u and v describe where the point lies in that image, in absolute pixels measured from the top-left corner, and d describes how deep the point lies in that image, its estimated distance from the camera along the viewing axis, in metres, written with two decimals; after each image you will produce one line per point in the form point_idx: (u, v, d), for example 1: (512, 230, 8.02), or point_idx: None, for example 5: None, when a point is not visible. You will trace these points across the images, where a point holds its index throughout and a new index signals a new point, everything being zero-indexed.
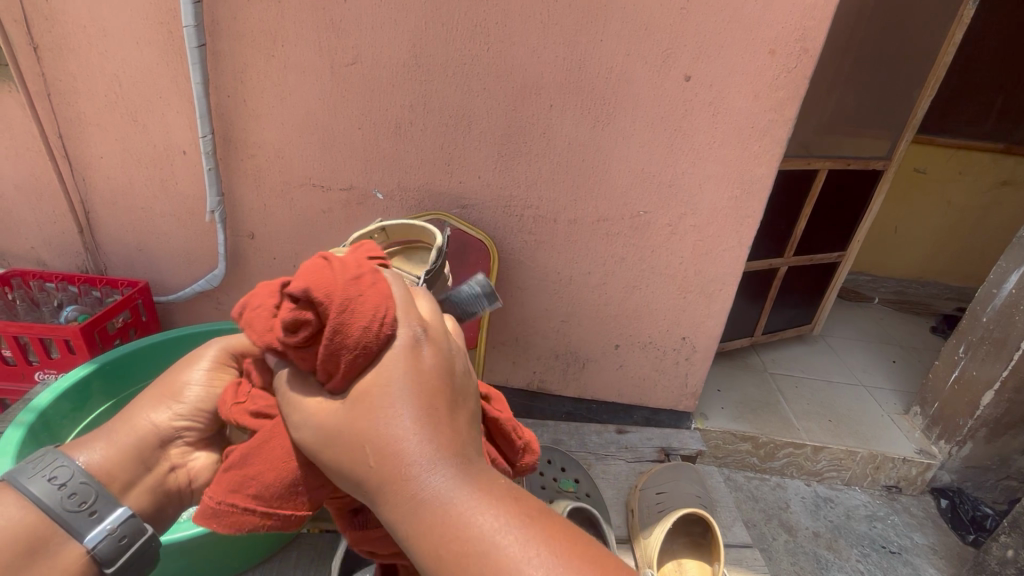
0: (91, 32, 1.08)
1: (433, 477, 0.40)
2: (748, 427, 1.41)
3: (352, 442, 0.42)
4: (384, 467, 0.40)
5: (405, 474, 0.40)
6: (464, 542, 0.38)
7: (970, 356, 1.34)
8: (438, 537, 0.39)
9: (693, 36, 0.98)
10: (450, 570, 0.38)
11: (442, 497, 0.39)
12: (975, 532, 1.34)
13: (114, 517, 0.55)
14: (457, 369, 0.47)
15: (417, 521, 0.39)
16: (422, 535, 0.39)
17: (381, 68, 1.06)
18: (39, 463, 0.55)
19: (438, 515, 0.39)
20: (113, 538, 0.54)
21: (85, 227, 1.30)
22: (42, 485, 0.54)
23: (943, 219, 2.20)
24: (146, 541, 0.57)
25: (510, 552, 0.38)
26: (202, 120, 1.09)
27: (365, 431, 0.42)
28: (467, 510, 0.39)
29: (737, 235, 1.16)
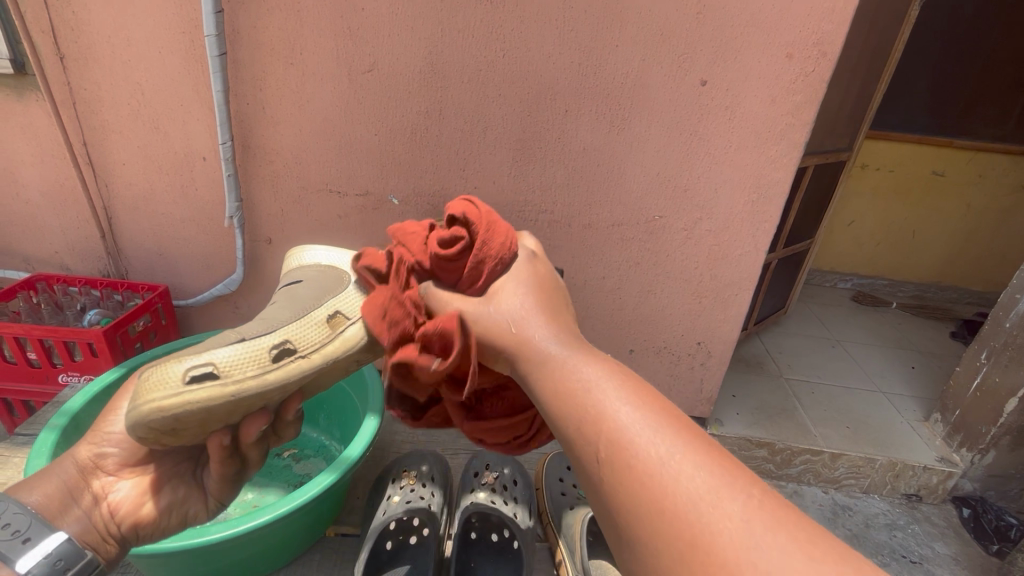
0: (116, 42, 1.11)
1: (554, 351, 0.56)
2: (764, 434, 1.40)
3: (566, 401, 0.51)
4: (519, 343, 0.59)
5: (602, 422, 0.48)
6: (584, 392, 0.51)
7: (993, 363, 1.31)
8: (575, 402, 0.50)
9: (709, 41, 0.98)
10: (575, 414, 0.50)
11: (572, 365, 0.54)
12: (999, 542, 1.31)
13: (47, 547, 0.66)
14: (554, 280, 0.69)
15: (545, 386, 0.54)
16: (554, 391, 0.53)
17: (397, 75, 1.07)
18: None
19: (560, 375, 0.54)
20: (54, 563, 0.66)
21: (107, 231, 1.33)
22: None
23: (963, 222, 2.16)
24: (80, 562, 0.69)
25: (634, 424, 0.46)
26: (222, 127, 1.11)
27: (570, 387, 0.52)
28: (587, 377, 0.52)
29: (753, 240, 1.15)
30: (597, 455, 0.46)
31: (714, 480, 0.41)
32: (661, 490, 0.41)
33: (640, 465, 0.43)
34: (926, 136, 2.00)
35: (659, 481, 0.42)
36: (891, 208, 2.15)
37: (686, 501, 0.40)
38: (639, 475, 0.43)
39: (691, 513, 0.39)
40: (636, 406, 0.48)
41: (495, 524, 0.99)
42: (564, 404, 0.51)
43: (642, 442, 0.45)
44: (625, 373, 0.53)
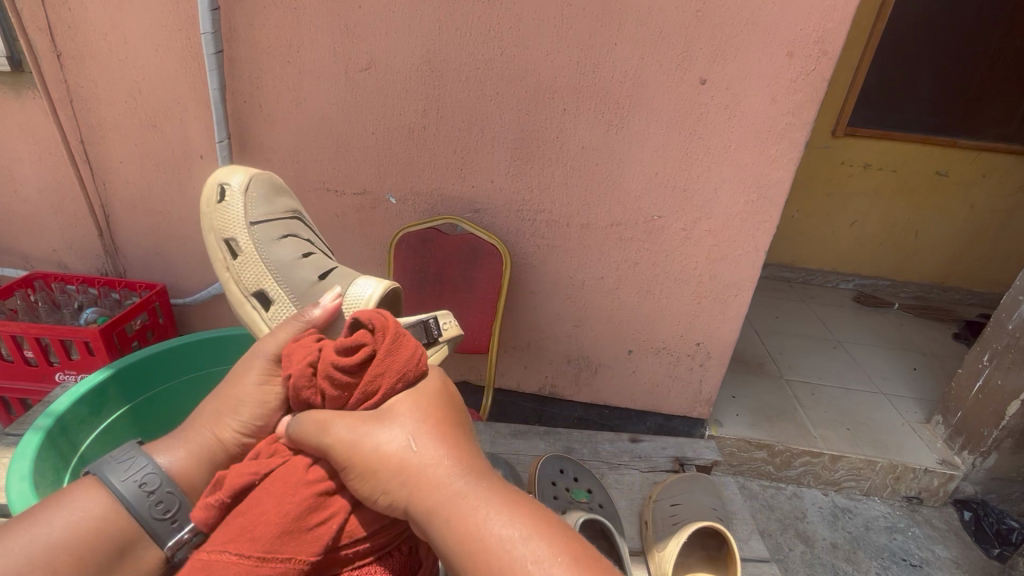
0: (112, 39, 1.10)
1: (427, 465, 0.54)
2: (764, 435, 1.39)
3: (456, 530, 0.49)
4: (416, 487, 0.53)
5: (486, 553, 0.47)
6: (478, 535, 0.48)
7: (995, 365, 1.30)
8: (455, 530, 0.49)
9: (709, 39, 0.97)
10: (466, 549, 0.48)
11: (466, 503, 0.50)
12: (1001, 546, 1.31)
13: (131, 464, 0.67)
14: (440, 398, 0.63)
15: (445, 527, 0.50)
16: (455, 536, 0.49)
17: (394, 73, 1.06)
18: (137, 472, 0.67)
19: (456, 519, 0.50)
20: (133, 484, 0.66)
21: (104, 229, 1.32)
22: (130, 485, 0.66)
23: (966, 222, 2.14)
24: (155, 483, 0.67)
25: None
26: (218, 125, 1.10)
27: (457, 515, 0.50)
28: (486, 520, 0.49)
29: (753, 240, 1.14)
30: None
31: None
32: None
33: None
34: (929, 136, 1.98)
35: None
36: (893, 208, 2.14)
37: None
38: None
39: None
40: (519, 526, 0.48)
41: None
42: (449, 535, 0.49)
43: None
44: (522, 506, 0.51)
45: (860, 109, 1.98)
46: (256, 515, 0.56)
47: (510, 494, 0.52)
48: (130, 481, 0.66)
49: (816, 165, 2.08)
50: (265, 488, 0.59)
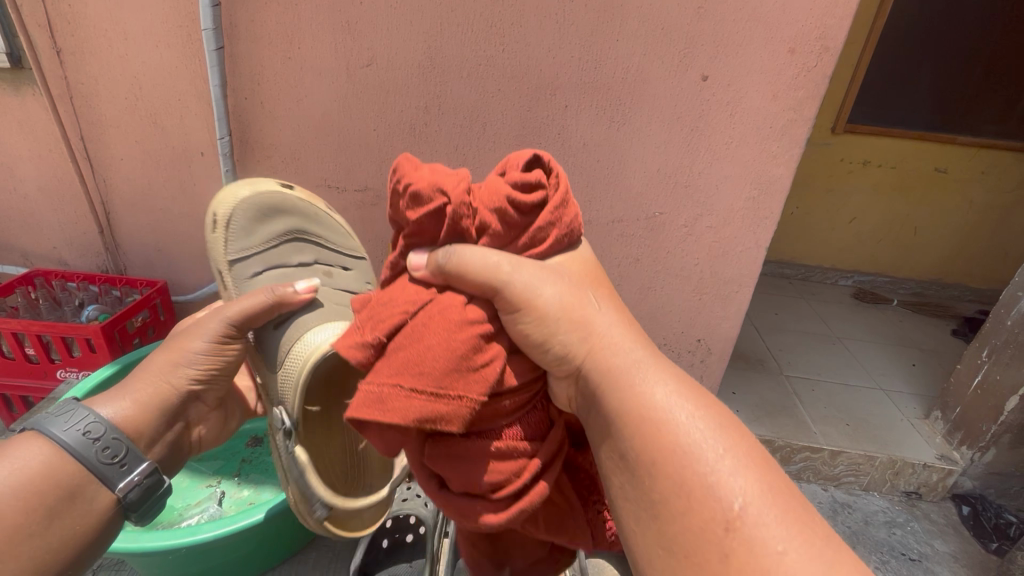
0: (112, 35, 1.10)
1: (609, 334, 0.53)
2: (764, 431, 1.40)
3: (609, 388, 0.50)
4: (575, 341, 0.52)
5: (648, 410, 0.47)
6: (645, 400, 0.48)
7: (994, 361, 1.31)
8: (616, 382, 0.50)
9: (710, 36, 0.97)
10: (622, 407, 0.49)
11: (634, 372, 0.50)
12: (999, 540, 1.31)
13: (72, 415, 0.64)
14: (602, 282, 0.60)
15: (602, 378, 0.51)
16: (618, 393, 0.49)
17: (395, 69, 1.06)
18: (77, 419, 0.64)
19: (624, 380, 0.50)
20: (81, 435, 0.63)
21: (105, 227, 1.32)
22: (73, 434, 0.63)
23: (965, 219, 2.15)
24: (104, 431, 0.65)
25: (716, 459, 0.43)
26: (219, 122, 1.10)
27: (616, 371, 0.50)
28: (651, 386, 0.49)
29: (754, 236, 1.14)
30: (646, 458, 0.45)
31: (768, 510, 0.41)
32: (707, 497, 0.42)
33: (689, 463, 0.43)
34: (928, 132, 1.99)
35: (732, 534, 0.40)
36: (892, 205, 2.14)
37: (745, 534, 0.40)
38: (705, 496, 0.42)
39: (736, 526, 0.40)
40: (688, 403, 0.48)
41: None
42: (607, 388, 0.50)
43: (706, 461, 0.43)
44: (698, 390, 0.50)
45: (860, 105, 1.99)
46: (420, 349, 0.50)
47: (666, 364, 0.53)
48: (75, 433, 0.63)
49: (815, 162, 2.08)
50: (416, 326, 0.52)
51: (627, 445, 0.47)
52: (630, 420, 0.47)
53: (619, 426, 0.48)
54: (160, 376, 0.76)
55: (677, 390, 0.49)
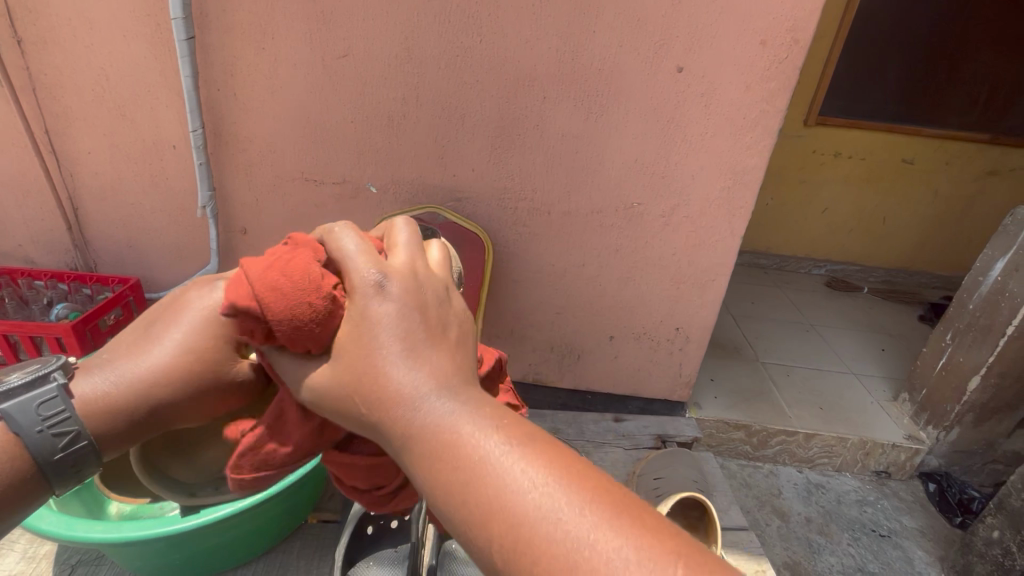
0: (76, 25, 1.06)
1: (444, 413, 0.41)
2: (742, 416, 1.43)
3: (433, 453, 0.40)
4: (370, 401, 0.42)
5: (470, 470, 0.39)
6: (513, 506, 0.37)
7: (957, 343, 1.37)
8: (440, 454, 0.40)
9: (685, 28, 0.99)
10: (489, 530, 0.38)
11: (495, 465, 0.39)
12: (962, 515, 1.37)
13: (44, 399, 0.52)
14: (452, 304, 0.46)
15: (464, 489, 0.39)
16: (482, 510, 0.38)
17: (372, 60, 1.05)
18: (57, 420, 0.52)
19: (487, 484, 0.39)
20: (42, 429, 0.51)
21: (74, 224, 1.29)
22: (44, 438, 0.51)
23: (931, 209, 2.23)
24: (70, 425, 0.52)
25: (538, 500, 0.37)
26: (192, 114, 1.08)
27: (443, 440, 0.40)
28: (513, 477, 0.38)
29: (729, 226, 1.17)
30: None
31: (605, 533, 0.35)
32: (541, 537, 0.36)
33: (519, 512, 0.37)
34: (896, 125, 2.05)
35: (571, 569, 0.34)
36: (863, 196, 2.21)
37: (595, 570, 0.34)
38: (541, 543, 0.36)
39: (577, 558, 0.35)
40: (514, 448, 0.40)
41: None
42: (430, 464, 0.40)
43: (609, 563, 0.34)
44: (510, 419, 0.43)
45: (831, 98, 2.04)
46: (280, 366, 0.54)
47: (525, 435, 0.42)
48: (39, 424, 0.51)
49: (788, 153, 2.13)
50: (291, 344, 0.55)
51: (453, 514, 0.39)
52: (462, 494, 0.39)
53: (490, 545, 0.38)
54: (158, 370, 0.55)
55: (494, 431, 0.41)
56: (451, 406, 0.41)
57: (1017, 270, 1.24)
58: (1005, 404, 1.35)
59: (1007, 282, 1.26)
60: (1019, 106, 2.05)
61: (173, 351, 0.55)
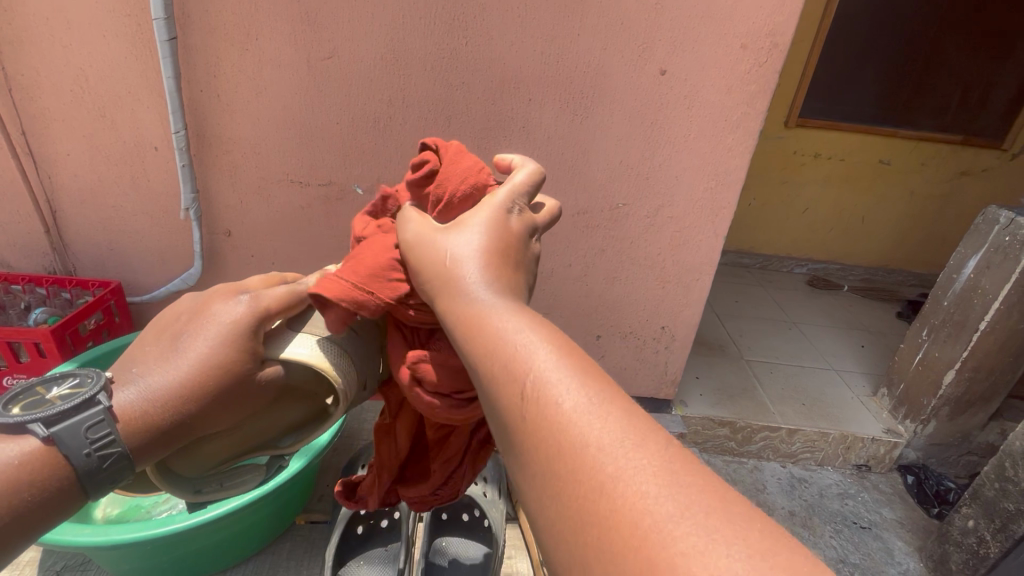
0: (54, 24, 1.05)
1: (490, 301, 0.45)
2: (726, 413, 1.46)
3: (469, 331, 0.43)
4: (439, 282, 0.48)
5: (499, 350, 0.41)
6: (522, 375, 0.38)
7: (933, 339, 1.41)
8: (472, 329, 0.43)
9: (667, 32, 1.01)
10: (505, 390, 0.39)
11: (507, 331, 0.42)
12: (940, 505, 1.41)
13: (92, 423, 0.49)
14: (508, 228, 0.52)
15: (488, 359, 0.41)
16: (500, 376, 0.40)
17: (357, 61, 1.05)
18: (98, 439, 0.49)
19: (507, 353, 0.40)
20: (89, 452, 0.49)
21: (52, 226, 1.26)
22: (86, 457, 0.49)
23: (907, 208, 2.29)
24: (115, 448, 0.50)
25: (557, 383, 0.37)
26: (175, 115, 1.07)
27: (477, 321, 0.43)
28: (517, 344, 0.40)
29: (713, 226, 1.19)
30: (542, 457, 0.34)
31: (625, 442, 0.33)
32: (550, 416, 0.35)
33: (534, 391, 0.37)
34: (873, 126, 2.10)
35: (571, 449, 0.33)
36: (842, 196, 2.26)
37: (597, 462, 0.32)
38: (550, 421, 0.35)
39: (580, 443, 0.33)
40: (544, 340, 0.41)
41: (466, 504, 1.00)
42: (465, 337, 0.43)
43: (596, 429, 0.33)
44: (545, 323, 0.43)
45: (810, 100, 2.08)
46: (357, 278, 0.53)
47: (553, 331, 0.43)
48: (85, 446, 0.48)
49: (770, 154, 2.17)
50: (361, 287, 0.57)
51: (479, 380, 0.41)
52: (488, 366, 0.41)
53: (503, 421, 0.38)
54: (182, 382, 0.53)
55: (529, 327, 0.42)
56: (492, 298, 0.45)
57: (988, 267, 1.28)
58: (979, 398, 1.39)
59: (979, 279, 1.30)
60: (990, 109, 2.11)
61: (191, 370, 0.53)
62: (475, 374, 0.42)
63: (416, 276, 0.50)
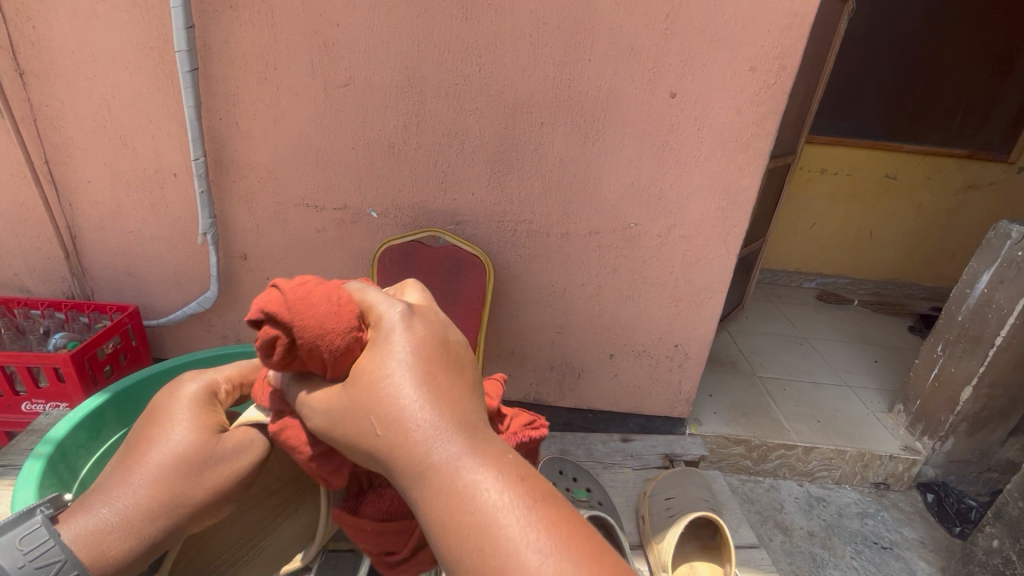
0: (80, 57, 1.08)
1: (450, 457, 0.41)
2: (741, 431, 1.44)
3: (445, 506, 0.40)
4: (376, 408, 0.43)
5: (490, 524, 0.38)
6: (504, 546, 0.37)
7: (948, 354, 1.40)
8: (453, 503, 0.40)
9: (677, 56, 1.03)
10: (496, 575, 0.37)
11: (492, 498, 0.39)
12: (962, 524, 1.39)
13: (25, 535, 0.53)
14: (453, 340, 0.47)
15: (458, 527, 0.39)
16: (475, 550, 0.38)
17: (373, 88, 1.07)
18: (36, 549, 0.53)
19: (482, 518, 0.39)
20: (21, 562, 0.51)
21: (72, 252, 1.29)
22: (23, 567, 0.51)
23: (915, 221, 2.29)
24: (51, 553, 0.53)
25: (536, 545, 0.37)
26: (195, 143, 1.09)
27: (460, 486, 0.40)
28: (508, 516, 0.38)
29: (724, 245, 1.20)
30: None
31: None
32: None
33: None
34: (878, 142, 2.12)
35: None
36: (849, 210, 2.26)
37: None
38: None
39: None
40: (530, 501, 0.40)
41: None
42: (445, 511, 0.40)
43: None
44: (529, 469, 0.43)
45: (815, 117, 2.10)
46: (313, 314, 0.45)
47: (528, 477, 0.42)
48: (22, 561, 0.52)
49: None
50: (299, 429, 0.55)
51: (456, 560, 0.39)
52: (477, 555, 0.38)
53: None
54: (141, 493, 0.59)
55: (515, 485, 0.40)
56: (457, 453, 0.41)
57: (1002, 282, 1.28)
58: (997, 414, 1.38)
59: (993, 294, 1.29)
60: (994, 122, 2.12)
61: (164, 459, 0.61)
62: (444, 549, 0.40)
63: (331, 424, 0.46)
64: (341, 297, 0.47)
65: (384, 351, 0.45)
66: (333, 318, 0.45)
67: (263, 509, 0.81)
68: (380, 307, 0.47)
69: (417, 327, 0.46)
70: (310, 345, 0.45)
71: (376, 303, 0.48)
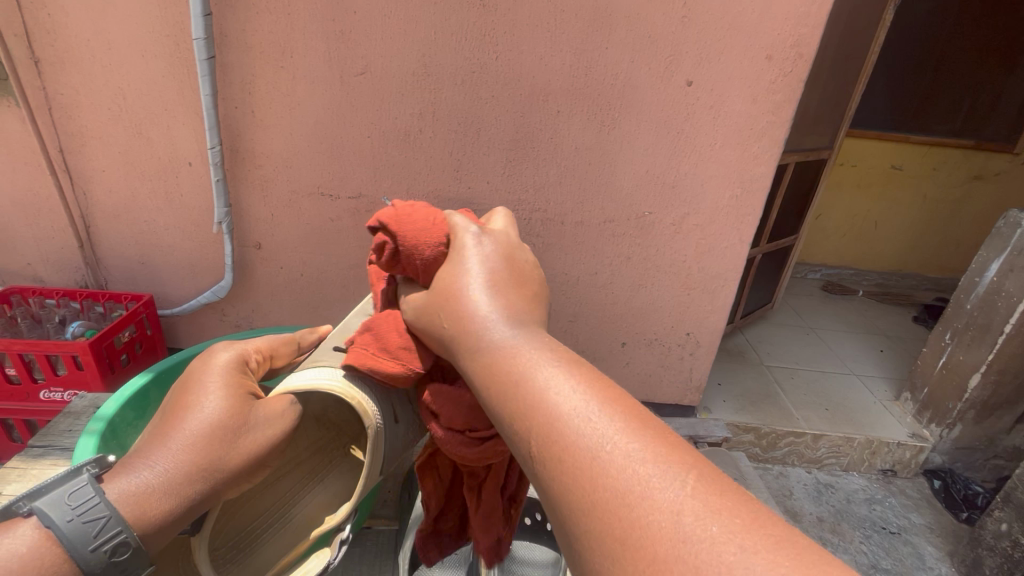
0: (95, 45, 1.08)
1: (507, 339, 0.49)
2: (750, 418, 1.46)
3: (495, 380, 0.47)
4: (449, 300, 0.54)
5: (536, 398, 0.44)
6: (550, 412, 0.42)
7: (956, 342, 1.41)
8: (507, 374, 0.47)
9: (694, 44, 1.03)
10: (539, 438, 0.42)
11: (541, 371, 0.45)
12: (968, 510, 1.40)
13: (73, 489, 0.51)
14: (523, 261, 0.58)
15: (509, 393, 0.45)
16: (522, 410, 0.44)
17: (390, 76, 1.08)
18: (87, 508, 0.50)
19: (534, 387, 0.44)
20: (71, 518, 0.49)
21: (86, 242, 1.29)
22: (74, 524, 0.49)
23: (920, 212, 2.30)
24: (100, 511, 0.51)
25: (576, 407, 0.42)
26: (211, 131, 1.09)
27: (515, 360, 0.47)
28: (552, 384, 0.44)
29: (737, 233, 1.20)
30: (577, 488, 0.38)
31: (673, 469, 0.36)
32: (591, 458, 0.38)
33: (566, 433, 0.41)
34: (884, 133, 2.12)
35: (616, 476, 0.37)
36: (855, 201, 2.27)
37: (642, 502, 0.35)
38: (586, 464, 0.38)
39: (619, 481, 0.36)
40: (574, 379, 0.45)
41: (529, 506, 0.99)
42: (496, 380, 0.47)
43: (623, 465, 0.37)
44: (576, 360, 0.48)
45: None
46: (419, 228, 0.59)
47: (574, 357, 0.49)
48: (72, 517, 0.50)
49: None
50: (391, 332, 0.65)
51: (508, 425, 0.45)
52: (522, 413, 0.44)
53: (530, 440, 0.43)
54: (179, 458, 0.60)
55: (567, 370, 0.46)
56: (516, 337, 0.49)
57: (1012, 270, 1.29)
58: (1005, 400, 1.39)
59: (1003, 282, 1.30)
60: (1001, 113, 2.13)
61: (201, 427, 0.62)
62: (495, 414, 0.47)
63: (420, 313, 0.58)
64: (439, 220, 0.61)
65: (459, 258, 0.57)
66: (431, 229, 0.59)
67: (281, 492, 0.82)
68: (460, 228, 0.60)
69: (488, 243, 0.58)
70: (406, 252, 0.59)
71: (459, 226, 0.60)
